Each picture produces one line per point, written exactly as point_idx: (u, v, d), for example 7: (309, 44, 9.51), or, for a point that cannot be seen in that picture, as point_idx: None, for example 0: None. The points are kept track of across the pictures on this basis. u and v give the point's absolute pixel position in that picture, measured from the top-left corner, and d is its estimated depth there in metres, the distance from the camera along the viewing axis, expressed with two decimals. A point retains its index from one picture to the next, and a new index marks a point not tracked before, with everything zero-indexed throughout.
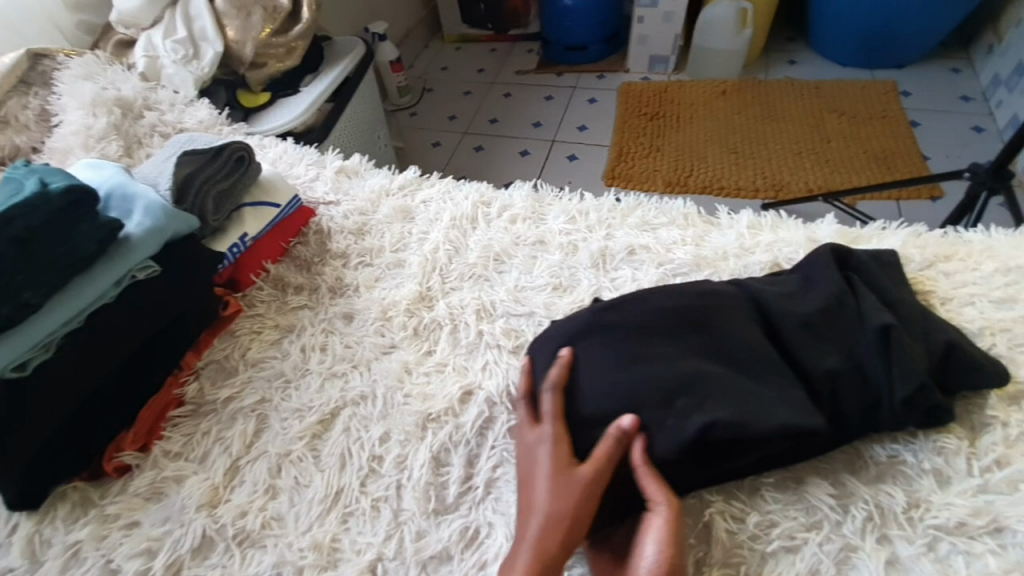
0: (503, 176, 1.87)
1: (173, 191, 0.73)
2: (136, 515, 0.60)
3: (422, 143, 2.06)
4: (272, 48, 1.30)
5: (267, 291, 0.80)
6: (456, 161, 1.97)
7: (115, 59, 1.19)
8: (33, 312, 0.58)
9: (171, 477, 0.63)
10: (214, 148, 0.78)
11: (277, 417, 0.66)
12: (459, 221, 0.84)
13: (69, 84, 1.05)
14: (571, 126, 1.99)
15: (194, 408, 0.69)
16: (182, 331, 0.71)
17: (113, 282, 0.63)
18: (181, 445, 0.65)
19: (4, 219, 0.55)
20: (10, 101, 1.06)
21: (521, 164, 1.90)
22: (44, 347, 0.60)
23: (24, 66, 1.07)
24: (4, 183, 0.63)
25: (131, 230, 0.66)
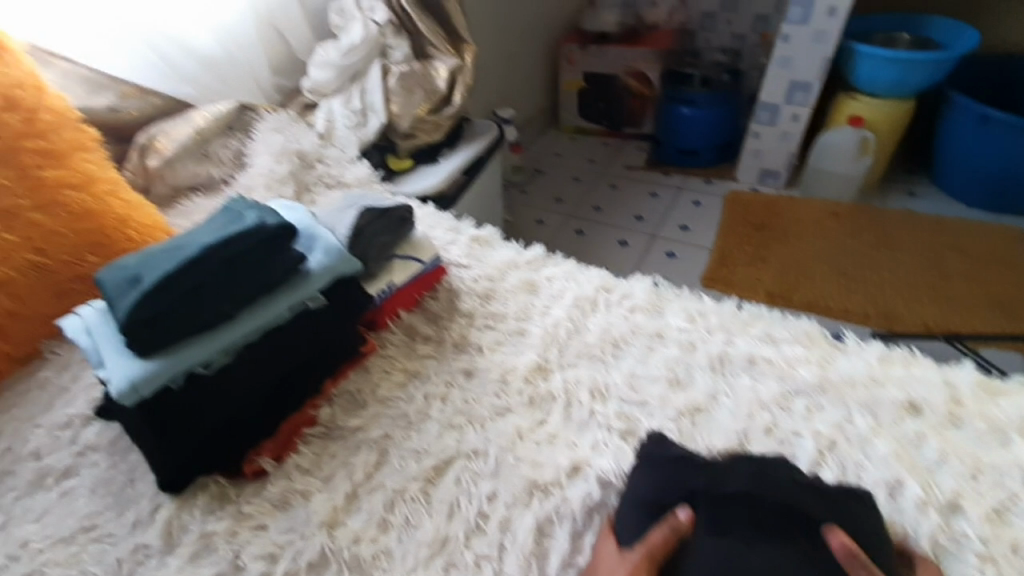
0: (602, 262, 1.93)
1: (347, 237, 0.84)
2: (264, 518, 0.66)
3: (527, 219, 2.19)
4: (424, 123, 1.46)
5: (398, 336, 0.87)
6: (557, 240, 2.07)
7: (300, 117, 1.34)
8: (227, 320, 0.69)
9: (299, 490, 0.68)
10: (384, 206, 0.89)
11: (397, 454, 0.71)
12: (580, 302, 0.89)
13: (263, 135, 1.21)
14: (673, 224, 2.05)
15: (324, 430, 0.75)
16: (329, 360, 0.79)
17: (288, 306, 0.73)
18: (310, 462, 0.71)
19: (227, 242, 0.68)
20: (215, 140, 1.19)
21: (620, 253, 1.96)
22: (226, 352, 0.70)
23: (233, 114, 1.21)
24: (227, 210, 0.77)
25: (311, 265, 0.77)
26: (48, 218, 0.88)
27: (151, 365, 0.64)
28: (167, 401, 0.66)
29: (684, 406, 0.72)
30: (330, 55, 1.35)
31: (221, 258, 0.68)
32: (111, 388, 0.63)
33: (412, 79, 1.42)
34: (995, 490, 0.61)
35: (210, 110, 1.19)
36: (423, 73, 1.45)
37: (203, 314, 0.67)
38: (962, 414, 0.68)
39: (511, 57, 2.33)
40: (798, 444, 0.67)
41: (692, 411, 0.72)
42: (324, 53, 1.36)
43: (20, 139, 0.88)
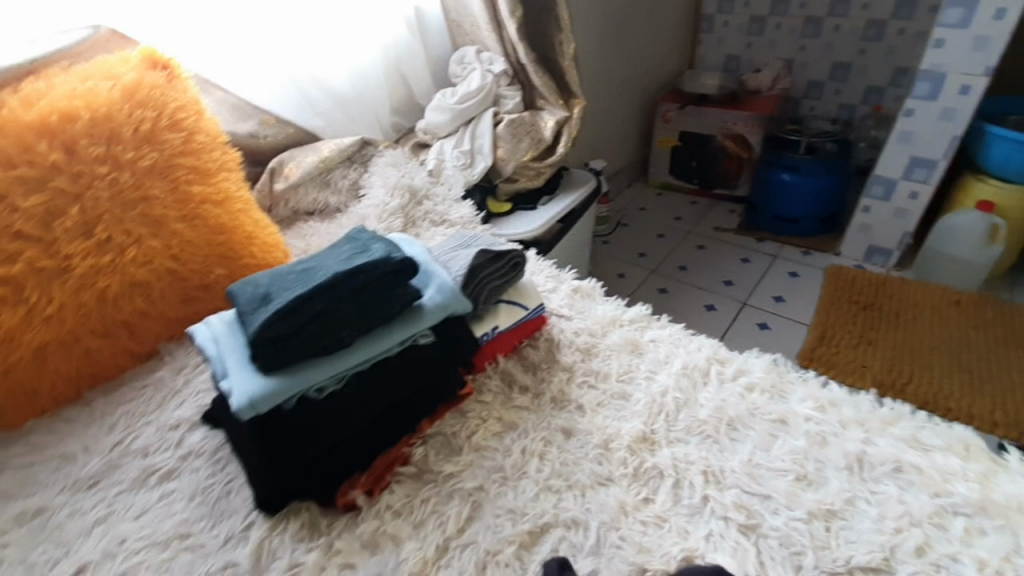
0: (688, 325, 1.85)
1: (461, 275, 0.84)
2: (353, 557, 0.63)
3: (609, 271, 2.16)
4: (528, 170, 1.50)
5: (496, 382, 0.85)
6: (640, 295, 2.01)
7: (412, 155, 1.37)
8: (343, 348, 0.70)
9: (389, 533, 0.66)
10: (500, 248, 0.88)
11: (491, 510, 0.67)
12: (690, 371, 0.83)
13: (381, 168, 1.27)
14: (767, 294, 1.94)
15: (416, 471, 0.73)
16: (429, 399, 0.77)
17: (400, 340, 0.73)
18: (401, 504, 0.69)
19: (355, 271, 0.69)
20: (336, 171, 1.26)
21: (707, 318, 1.87)
22: (336, 379, 0.70)
23: (355, 148, 1.29)
24: (352, 240, 0.79)
25: (425, 301, 0.77)
26: (189, 230, 0.94)
27: (271, 383, 0.65)
28: (277, 422, 0.66)
29: (816, 508, 0.64)
30: (447, 100, 1.42)
31: (347, 286, 0.69)
32: (233, 400, 0.64)
33: (521, 127, 1.46)
34: None
35: (336, 144, 1.27)
36: (532, 122, 1.48)
37: (323, 340, 0.68)
38: None
39: (610, 113, 2.34)
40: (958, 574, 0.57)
41: (826, 514, 0.64)
42: (440, 100, 1.43)
43: (175, 157, 0.93)
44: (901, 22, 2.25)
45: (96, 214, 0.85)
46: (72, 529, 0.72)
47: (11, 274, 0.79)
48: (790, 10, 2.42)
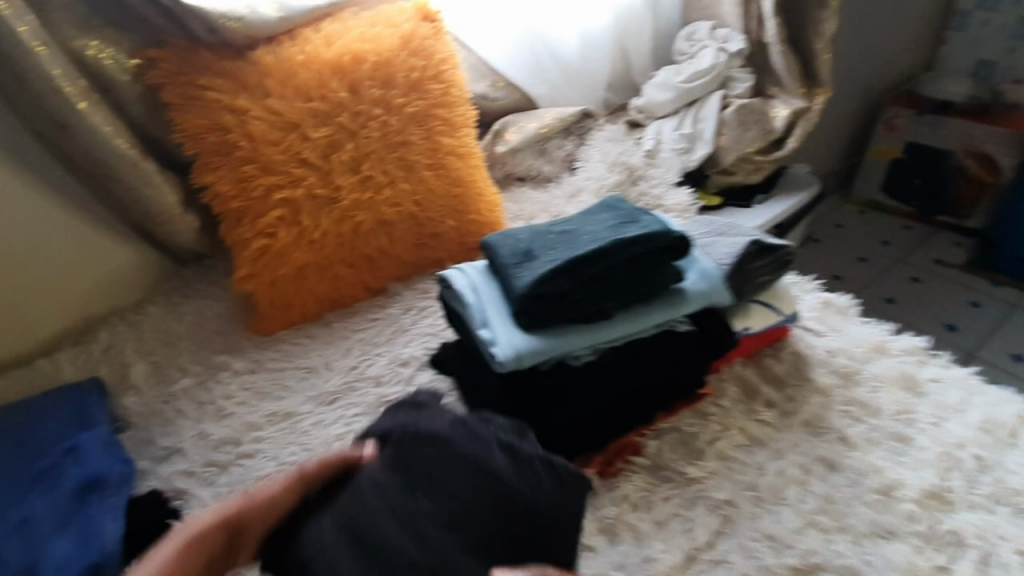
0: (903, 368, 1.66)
1: (729, 267, 0.73)
2: (591, 540, 0.61)
3: None
4: (747, 163, 1.34)
5: (733, 388, 0.76)
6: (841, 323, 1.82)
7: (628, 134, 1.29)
8: (601, 320, 0.66)
9: (628, 525, 0.62)
10: (772, 242, 0.76)
11: (747, 531, 0.61)
12: (991, 427, 0.70)
13: (600, 141, 1.23)
14: (1001, 350, 1.69)
15: (651, 464, 0.68)
16: (672, 392, 0.70)
17: (658, 323, 0.68)
18: (638, 497, 0.65)
19: (630, 242, 0.65)
20: (554, 140, 1.24)
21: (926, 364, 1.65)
22: (588, 350, 0.67)
23: (577, 119, 1.26)
24: (614, 208, 0.75)
25: (687, 285, 0.70)
26: (434, 178, 0.97)
27: (536, 341, 0.64)
28: (529, 379, 0.66)
29: None
30: (672, 79, 1.32)
31: (620, 257, 0.65)
32: (498, 350, 0.64)
33: (751, 115, 1.32)
34: None
35: (558, 112, 1.25)
36: (762, 110, 1.34)
37: (586, 308, 0.65)
38: None
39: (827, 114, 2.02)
40: None
41: None
42: (665, 78, 1.33)
43: (433, 107, 0.96)
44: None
45: (365, 153, 0.91)
46: (319, 439, 0.78)
47: (293, 197, 0.88)
48: None
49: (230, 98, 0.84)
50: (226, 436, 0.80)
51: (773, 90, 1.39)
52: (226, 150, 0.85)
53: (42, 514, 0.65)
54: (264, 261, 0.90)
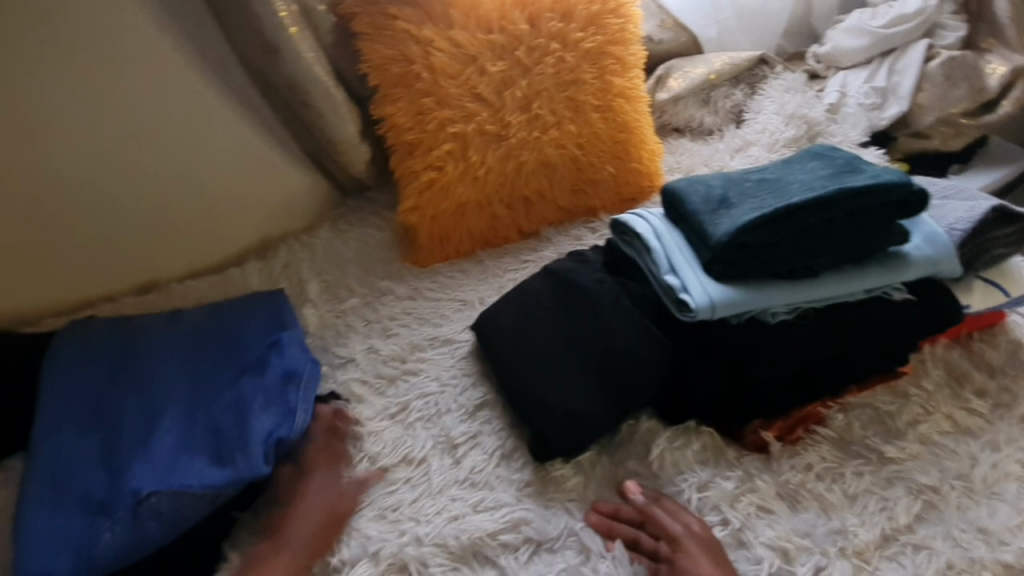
0: None
1: (964, 233, 0.67)
2: (770, 505, 0.60)
3: None
4: (947, 127, 1.14)
5: (939, 373, 0.68)
6: None
7: (809, 84, 1.17)
8: (809, 277, 0.63)
9: (813, 495, 0.60)
10: (1018, 210, 0.68)
11: (954, 518, 0.59)
12: None
13: (776, 92, 1.11)
14: None
15: (837, 438, 0.64)
16: (873, 363, 0.66)
17: (871, 287, 0.64)
18: (822, 468, 0.62)
19: (857, 193, 0.61)
20: (721, 87, 1.14)
21: None
22: (790, 308, 0.64)
23: (750, 65, 1.15)
24: (824, 159, 0.70)
25: (909, 250, 0.65)
26: (601, 122, 0.93)
27: (732, 292, 0.61)
28: (720, 334, 0.64)
29: None
30: (870, 21, 1.15)
31: (843, 209, 0.61)
32: (689, 297, 0.62)
33: (961, 69, 1.12)
34: None
35: (732, 57, 1.14)
36: (974, 64, 1.13)
37: (794, 263, 0.62)
38: None
39: None
40: None
41: None
42: (862, 20, 1.17)
43: (609, 44, 0.91)
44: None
45: (537, 91, 0.89)
46: (478, 367, 0.81)
47: (465, 132, 0.89)
48: None
49: (418, 29, 0.86)
50: (393, 353, 0.85)
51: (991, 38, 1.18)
52: (408, 82, 0.87)
53: (253, 394, 0.76)
54: (431, 193, 0.92)
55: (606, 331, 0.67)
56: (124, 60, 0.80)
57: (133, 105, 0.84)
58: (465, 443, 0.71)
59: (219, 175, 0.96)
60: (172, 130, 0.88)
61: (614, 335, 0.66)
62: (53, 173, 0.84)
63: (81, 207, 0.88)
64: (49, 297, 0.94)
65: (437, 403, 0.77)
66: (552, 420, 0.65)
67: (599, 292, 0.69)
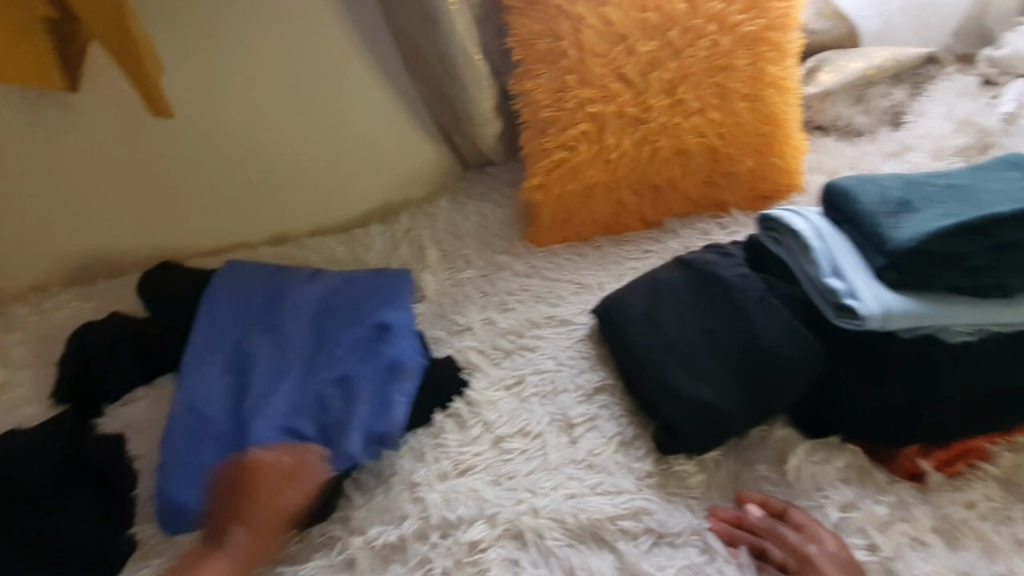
0: None
1: None
2: (922, 535, 0.57)
3: None
4: None
5: None
6: None
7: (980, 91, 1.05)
8: (994, 296, 0.58)
9: (973, 530, 0.57)
10: None
11: None
12: None
13: (941, 94, 1.04)
14: None
15: (1003, 477, 0.61)
16: None
17: None
18: (986, 507, 0.59)
19: None
20: (876, 87, 1.07)
21: None
22: (968, 329, 0.59)
23: (913, 64, 1.07)
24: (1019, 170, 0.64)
25: None
26: (747, 112, 0.88)
27: (910, 303, 0.57)
28: (885, 346, 0.60)
29: None
30: None
31: None
32: (859, 304, 0.58)
33: None
34: None
35: (891, 53, 1.06)
36: None
37: (982, 279, 0.57)
38: None
39: None
40: None
41: None
42: None
43: (767, 30, 0.87)
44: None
45: (684, 75, 0.86)
46: (599, 351, 0.80)
47: (602, 112, 0.87)
48: None
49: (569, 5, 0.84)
50: (511, 326, 0.85)
51: None
52: (554, 58, 0.86)
53: (361, 375, 0.75)
54: (558, 172, 0.90)
55: (749, 329, 0.64)
56: (285, 32, 0.88)
57: (287, 72, 0.92)
58: (583, 425, 0.71)
59: (349, 145, 1.02)
60: (316, 98, 0.95)
61: (761, 333, 0.63)
62: (215, 128, 0.94)
63: (234, 162, 0.98)
64: (199, 242, 1.04)
65: (554, 380, 0.77)
66: (685, 414, 0.62)
67: (744, 287, 0.66)
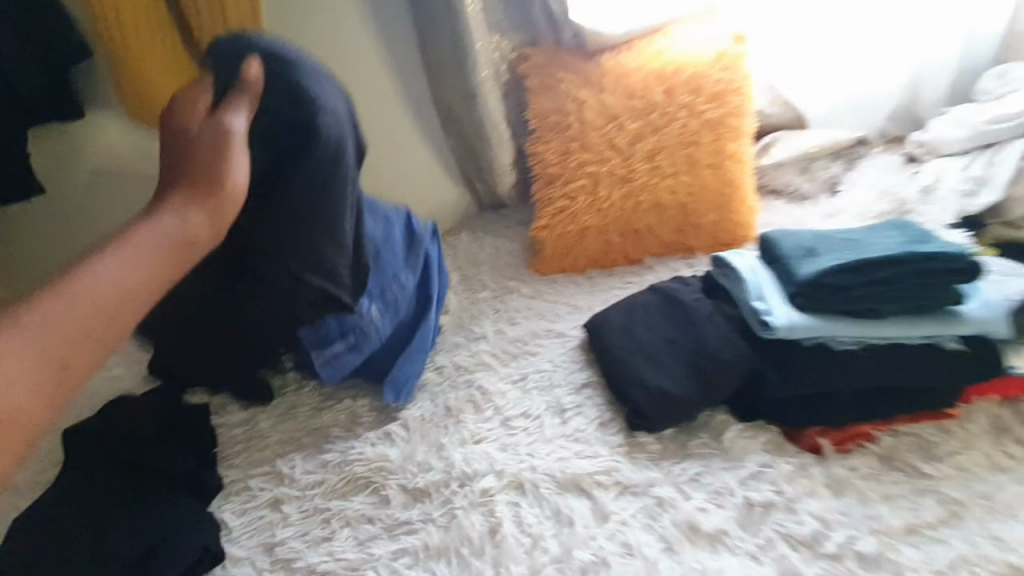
0: None
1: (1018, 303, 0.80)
2: (816, 488, 0.73)
3: None
4: None
5: (985, 422, 0.80)
6: None
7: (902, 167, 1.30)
8: (876, 319, 0.79)
9: (856, 487, 0.74)
10: None
11: (979, 527, 0.69)
12: None
13: (863, 174, 1.29)
14: None
15: (883, 454, 0.78)
16: (924, 400, 0.79)
17: (932, 335, 0.78)
18: (868, 471, 0.75)
19: (924, 257, 0.77)
20: (821, 162, 1.30)
21: None
22: (857, 342, 0.79)
23: (847, 146, 1.31)
24: (901, 229, 0.86)
25: (968, 310, 0.79)
26: (710, 177, 1.13)
27: (809, 319, 0.78)
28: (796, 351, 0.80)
29: None
30: (972, 118, 1.25)
31: (911, 268, 0.77)
32: (773, 319, 0.79)
33: None
34: None
35: (832, 138, 1.31)
36: None
37: (863, 305, 0.78)
38: None
39: None
40: None
41: None
42: (964, 116, 1.27)
43: (727, 116, 1.12)
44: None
45: (661, 146, 1.11)
46: (587, 358, 1.00)
47: (596, 171, 1.12)
48: None
49: (575, 90, 1.11)
50: (518, 335, 1.05)
51: None
52: (561, 129, 1.12)
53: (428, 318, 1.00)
54: (559, 216, 1.14)
55: (698, 335, 0.86)
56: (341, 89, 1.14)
57: None
58: (573, 409, 0.91)
59: (387, 186, 1.25)
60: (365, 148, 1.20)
61: (706, 339, 0.84)
62: None
63: None
64: None
65: (550, 378, 0.97)
66: (647, 397, 0.83)
67: (699, 307, 0.89)
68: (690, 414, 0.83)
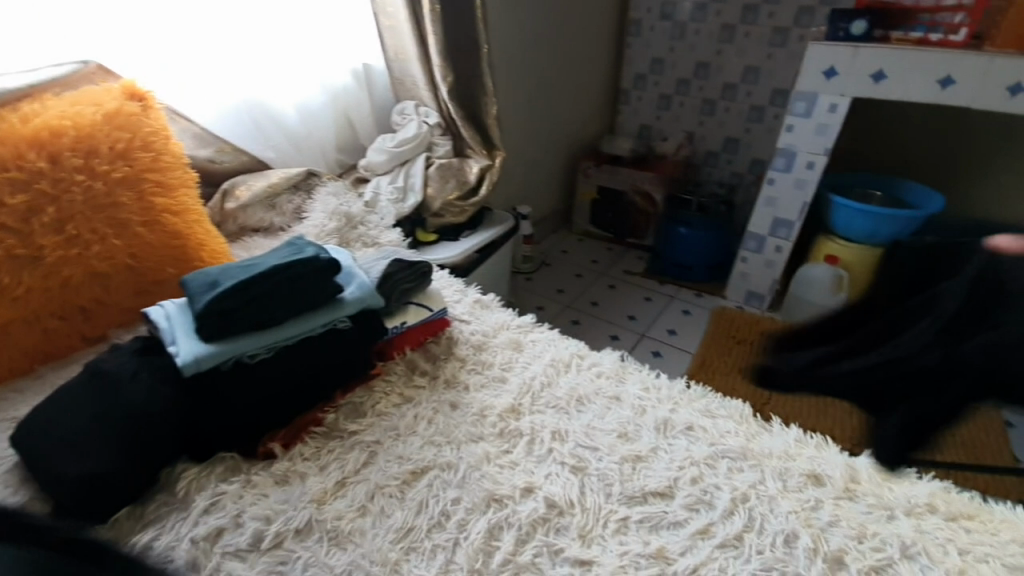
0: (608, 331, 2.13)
1: (376, 279, 1.07)
2: (267, 489, 0.80)
3: (547, 289, 2.37)
4: (454, 207, 1.76)
5: (401, 367, 1.04)
6: (570, 310, 2.24)
7: (352, 188, 1.60)
8: (274, 326, 0.90)
9: (299, 471, 0.83)
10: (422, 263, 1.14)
11: (384, 457, 0.86)
12: (556, 362, 1.07)
13: (323, 196, 1.45)
14: (676, 309, 2.28)
15: (327, 430, 0.90)
16: (344, 375, 0.96)
17: (322, 323, 0.93)
18: (312, 452, 0.86)
19: (291, 264, 0.91)
20: (283, 196, 1.44)
21: (626, 326, 2.15)
22: (267, 349, 0.88)
23: (301, 178, 1.47)
24: (291, 246, 1.01)
25: (345, 296, 0.98)
26: (149, 233, 1.08)
27: (215, 346, 0.84)
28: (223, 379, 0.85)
29: (627, 454, 0.87)
30: (385, 144, 1.66)
31: (281, 276, 0.90)
32: (180, 356, 0.82)
33: (449, 171, 1.73)
34: (877, 550, 0.74)
35: (283, 173, 1.46)
36: (459, 167, 1.76)
37: (258, 318, 0.88)
38: (857, 491, 0.83)
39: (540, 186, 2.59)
40: (717, 495, 0.81)
41: (634, 458, 0.87)
42: (381, 143, 1.67)
43: (144, 172, 1.10)
44: (777, 109, 2.43)
45: (70, 214, 1.00)
46: None
47: None
48: (691, 90, 2.59)
49: None
50: None
51: (467, 153, 1.85)
52: None
53: None
54: None
55: (121, 402, 0.77)
56: None
57: None
58: None
59: None
60: None
61: (132, 403, 0.78)
62: None
63: None
64: None
65: None
66: (72, 495, 0.71)
67: (124, 371, 0.81)
68: (137, 489, 0.76)
